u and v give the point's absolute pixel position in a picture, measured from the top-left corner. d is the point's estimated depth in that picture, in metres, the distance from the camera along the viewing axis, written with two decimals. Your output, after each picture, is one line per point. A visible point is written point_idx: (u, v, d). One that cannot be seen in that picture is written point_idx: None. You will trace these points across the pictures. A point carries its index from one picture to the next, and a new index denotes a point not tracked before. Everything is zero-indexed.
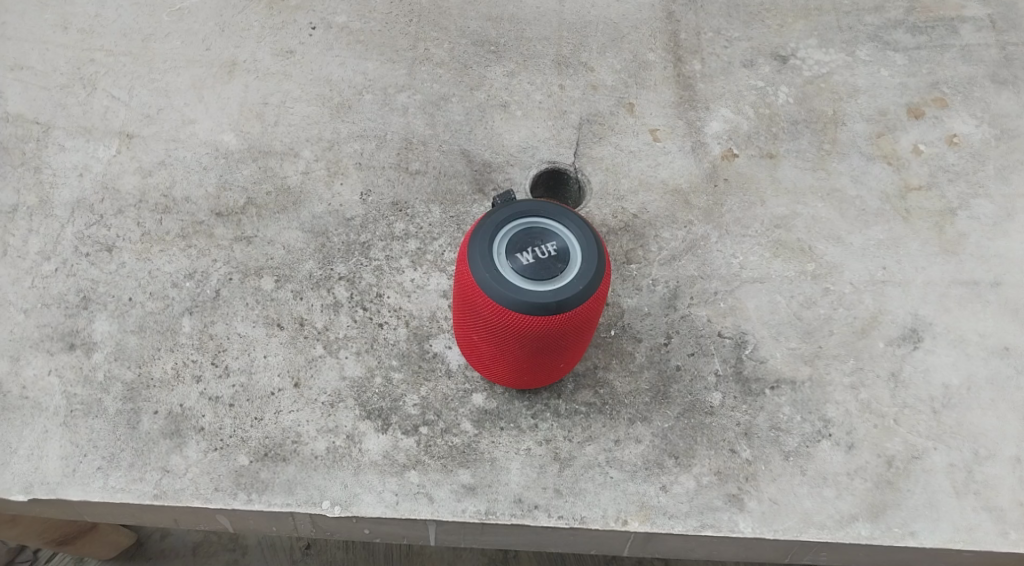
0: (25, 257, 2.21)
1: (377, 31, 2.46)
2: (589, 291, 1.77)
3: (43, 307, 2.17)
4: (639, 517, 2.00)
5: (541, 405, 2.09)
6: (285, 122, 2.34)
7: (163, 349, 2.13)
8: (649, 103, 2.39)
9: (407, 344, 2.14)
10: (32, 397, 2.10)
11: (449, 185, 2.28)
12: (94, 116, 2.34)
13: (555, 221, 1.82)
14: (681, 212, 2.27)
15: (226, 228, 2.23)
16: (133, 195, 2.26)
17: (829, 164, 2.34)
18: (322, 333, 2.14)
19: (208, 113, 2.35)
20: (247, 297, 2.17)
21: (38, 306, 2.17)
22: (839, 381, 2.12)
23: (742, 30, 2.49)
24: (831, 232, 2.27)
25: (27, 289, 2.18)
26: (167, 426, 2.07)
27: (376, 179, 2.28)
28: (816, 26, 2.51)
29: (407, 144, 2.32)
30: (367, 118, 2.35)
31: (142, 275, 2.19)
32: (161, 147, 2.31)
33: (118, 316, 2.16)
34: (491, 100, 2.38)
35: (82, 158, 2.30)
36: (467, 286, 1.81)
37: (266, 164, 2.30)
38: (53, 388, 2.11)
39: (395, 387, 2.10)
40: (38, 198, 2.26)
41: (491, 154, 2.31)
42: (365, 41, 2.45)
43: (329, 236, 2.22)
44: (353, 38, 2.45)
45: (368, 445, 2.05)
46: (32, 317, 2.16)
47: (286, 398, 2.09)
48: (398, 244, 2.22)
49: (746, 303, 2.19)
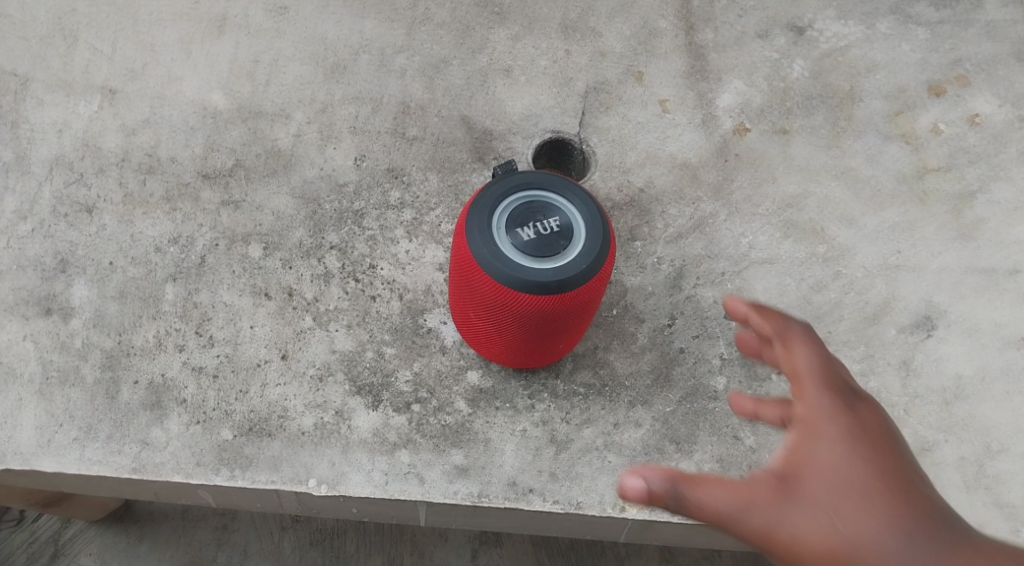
0: (1, 215, 2.11)
1: None
2: (593, 269, 1.67)
3: (19, 270, 2.07)
4: (638, 504, 1.92)
5: (538, 385, 2.00)
6: (277, 82, 2.23)
7: (145, 316, 2.03)
8: (658, 73, 2.29)
9: (400, 318, 2.04)
10: (6, 363, 2.01)
11: (447, 153, 2.18)
12: (75, 70, 2.24)
13: (558, 194, 1.72)
14: (689, 187, 2.18)
15: (213, 192, 2.13)
16: (115, 153, 2.16)
17: (844, 141, 2.24)
18: (311, 304, 2.05)
19: (196, 70, 2.24)
20: (234, 265, 2.07)
21: (14, 268, 2.07)
22: (848, 369, 2.04)
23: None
24: (844, 213, 2.18)
25: (2, 249, 2.08)
26: (148, 397, 1.98)
27: (370, 145, 2.18)
28: None
29: (404, 108, 2.22)
30: (363, 79, 2.24)
31: (123, 238, 2.09)
32: (145, 104, 2.20)
33: (98, 281, 2.06)
34: (493, 64, 2.27)
35: (62, 114, 2.19)
36: (465, 262, 1.72)
37: (256, 125, 2.19)
38: (28, 354, 2.01)
39: (387, 362, 2.01)
40: (15, 153, 2.16)
41: (492, 121, 2.21)
42: None
43: (320, 202, 2.12)
44: None
45: (358, 422, 1.97)
46: (8, 279, 2.06)
47: (273, 371, 2.00)
48: (392, 213, 2.12)
49: (754, 285, 2.10)
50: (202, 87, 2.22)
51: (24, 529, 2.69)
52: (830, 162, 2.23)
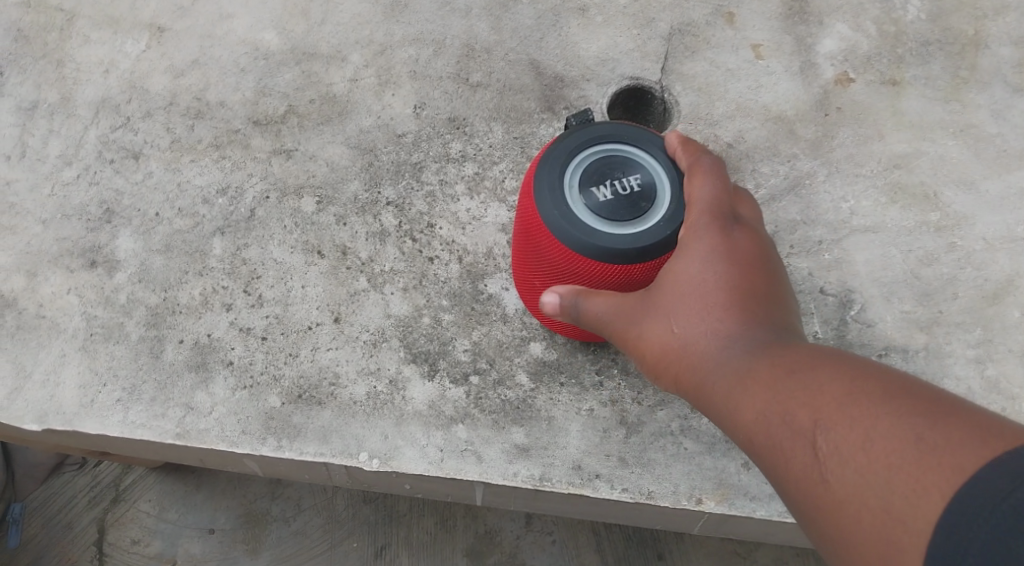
0: (45, 160, 1.98)
1: None
2: (679, 235, 1.47)
3: (63, 218, 1.94)
4: (717, 497, 1.74)
5: (608, 360, 1.81)
6: (333, 20, 2.06)
7: (191, 272, 1.89)
8: (752, 13, 2.04)
9: (460, 283, 1.87)
10: (50, 317, 1.88)
11: (514, 101, 1.98)
12: (123, 5, 2.09)
13: (640, 148, 1.51)
14: (785, 144, 1.95)
15: (263, 139, 1.97)
16: (163, 96, 2.01)
17: (965, 94, 1.98)
18: (365, 264, 1.89)
19: (247, 7, 2.07)
20: (285, 219, 1.92)
21: (58, 217, 1.94)
22: (961, 354, 1.81)
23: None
24: (963, 176, 1.92)
25: (46, 197, 1.96)
26: (192, 358, 1.84)
27: (431, 91, 2.00)
28: None
29: (469, 51, 2.02)
30: (426, 19, 2.05)
31: (169, 187, 1.95)
32: (194, 44, 2.05)
33: (143, 233, 1.92)
34: (567, 2, 2.06)
35: (109, 53, 2.05)
36: (533, 224, 1.53)
37: (310, 68, 2.03)
38: (73, 308, 1.88)
39: (444, 329, 1.84)
40: (61, 94, 2.03)
41: (564, 66, 2.00)
42: None
43: (377, 153, 1.96)
44: None
45: (412, 393, 1.81)
46: (52, 228, 1.93)
47: (324, 334, 1.85)
48: (453, 167, 1.94)
49: (855, 256, 1.87)
50: (255, 24, 2.06)
51: (86, 473, 2.48)
52: (947, 118, 1.97)
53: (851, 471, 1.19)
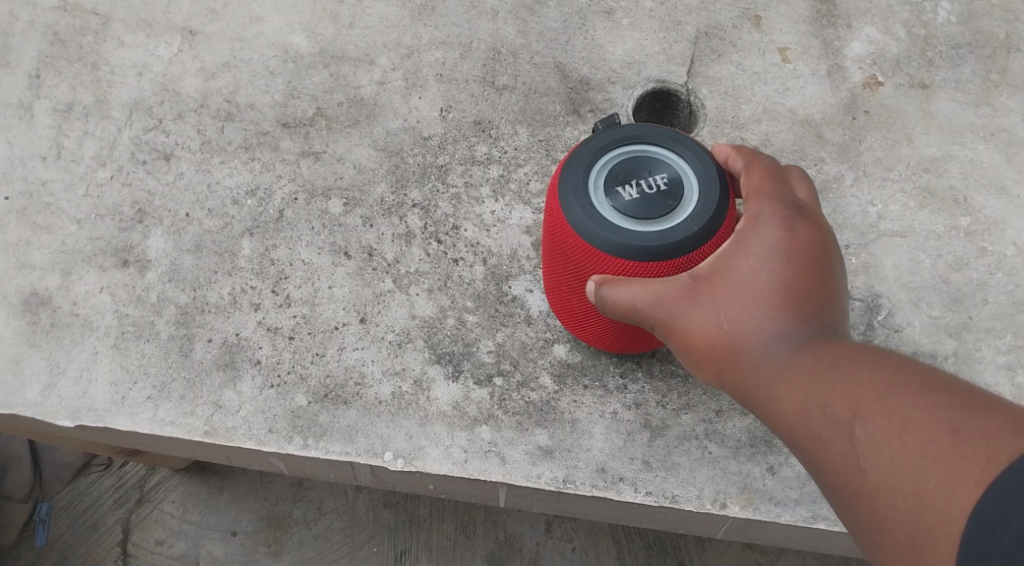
0: (80, 161, 2.00)
1: None
2: (706, 233, 1.46)
3: (97, 219, 1.96)
4: (741, 501, 1.74)
5: (631, 364, 1.82)
6: (362, 24, 2.08)
7: (221, 272, 1.91)
8: (780, 16, 2.04)
9: (484, 285, 1.88)
10: (83, 315, 1.89)
11: (540, 104, 1.99)
12: (156, 9, 2.11)
13: (667, 149, 1.52)
14: (812, 147, 1.94)
15: (293, 141, 1.99)
16: (195, 99, 2.04)
17: (996, 98, 1.97)
18: (392, 265, 1.90)
19: (277, 11, 2.10)
20: (313, 220, 1.94)
21: (91, 217, 1.96)
22: (991, 360, 1.80)
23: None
24: (994, 181, 1.91)
25: (81, 198, 1.97)
26: (221, 357, 1.86)
27: (458, 93, 2.01)
28: None
29: (495, 53, 2.04)
30: (453, 22, 2.07)
31: (200, 189, 1.97)
32: (225, 47, 2.07)
33: (174, 233, 1.94)
34: (593, 5, 2.06)
35: (142, 56, 2.07)
36: (558, 226, 1.53)
37: (338, 71, 2.05)
38: (105, 306, 1.89)
39: (469, 331, 1.86)
40: (95, 96, 2.05)
41: (590, 69, 2.01)
42: None
43: (404, 155, 1.97)
44: None
45: (437, 394, 1.82)
46: (86, 228, 1.95)
47: (350, 334, 1.86)
48: (479, 169, 1.95)
49: (883, 261, 1.86)
50: (285, 26, 2.09)
51: (112, 474, 2.51)
52: (977, 121, 1.96)
53: (895, 464, 1.17)
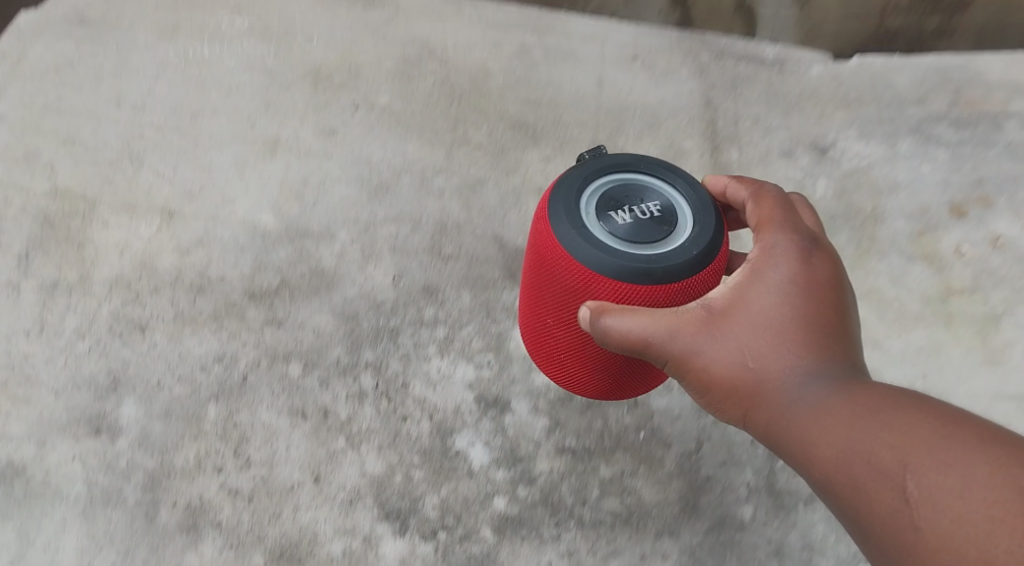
0: (60, 335, 2.07)
1: (419, 114, 2.46)
2: (699, 258, 1.65)
3: (73, 389, 2.02)
4: None
5: (565, 513, 1.94)
6: (325, 203, 2.28)
7: (187, 437, 1.98)
8: None
9: (430, 441, 2.01)
10: (55, 484, 1.93)
11: (482, 271, 2.21)
12: (139, 192, 2.28)
13: (657, 178, 1.73)
14: None
15: (258, 312, 2.13)
16: (170, 273, 2.16)
17: (868, 262, 2.29)
18: (344, 425, 2.01)
19: (249, 192, 2.29)
20: (274, 385, 2.04)
21: (68, 388, 2.02)
22: None
23: (781, 121, 2.52)
24: (870, 336, 2.18)
25: (60, 369, 2.04)
26: (185, 519, 1.90)
27: (409, 263, 2.21)
28: (854, 116, 2.54)
29: (441, 228, 2.26)
30: (405, 201, 2.30)
31: (172, 357, 2.06)
32: (200, 227, 2.23)
33: (145, 400, 2.01)
34: (526, 185, 2.35)
35: (124, 236, 2.21)
36: (549, 249, 1.70)
37: (301, 246, 2.22)
38: (77, 475, 1.93)
39: (416, 487, 1.96)
40: (78, 274, 2.15)
41: (524, 242, 2.25)
42: (406, 123, 2.44)
43: (360, 321, 2.13)
44: (394, 121, 2.44)
45: (386, 549, 1.90)
46: (62, 399, 2.01)
47: (305, 493, 1.94)
48: (426, 330, 2.12)
49: None
50: (254, 204, 2.27)
51: None
52: (855, 283, 2.27)
53: (938, 509, 1.36)
